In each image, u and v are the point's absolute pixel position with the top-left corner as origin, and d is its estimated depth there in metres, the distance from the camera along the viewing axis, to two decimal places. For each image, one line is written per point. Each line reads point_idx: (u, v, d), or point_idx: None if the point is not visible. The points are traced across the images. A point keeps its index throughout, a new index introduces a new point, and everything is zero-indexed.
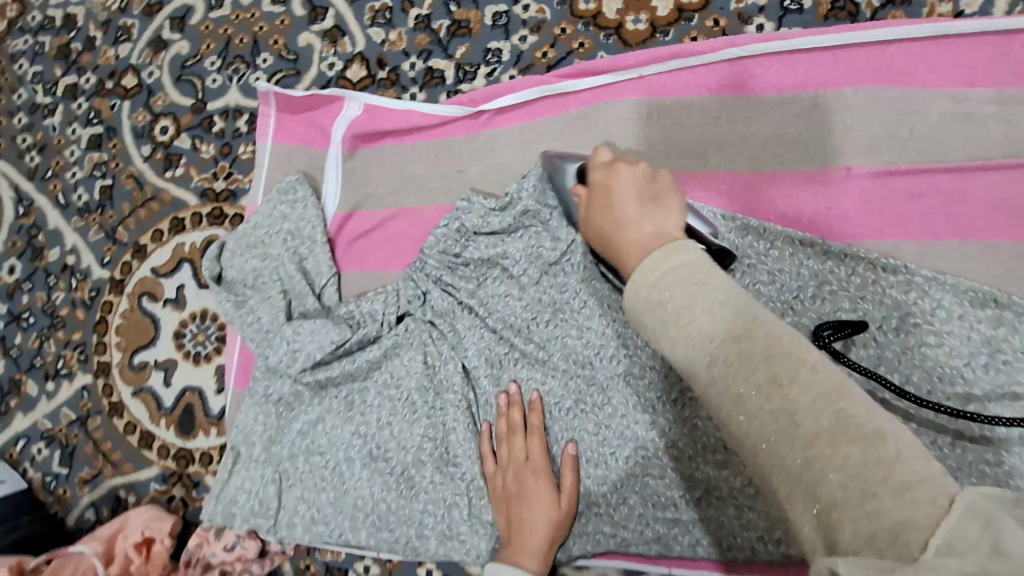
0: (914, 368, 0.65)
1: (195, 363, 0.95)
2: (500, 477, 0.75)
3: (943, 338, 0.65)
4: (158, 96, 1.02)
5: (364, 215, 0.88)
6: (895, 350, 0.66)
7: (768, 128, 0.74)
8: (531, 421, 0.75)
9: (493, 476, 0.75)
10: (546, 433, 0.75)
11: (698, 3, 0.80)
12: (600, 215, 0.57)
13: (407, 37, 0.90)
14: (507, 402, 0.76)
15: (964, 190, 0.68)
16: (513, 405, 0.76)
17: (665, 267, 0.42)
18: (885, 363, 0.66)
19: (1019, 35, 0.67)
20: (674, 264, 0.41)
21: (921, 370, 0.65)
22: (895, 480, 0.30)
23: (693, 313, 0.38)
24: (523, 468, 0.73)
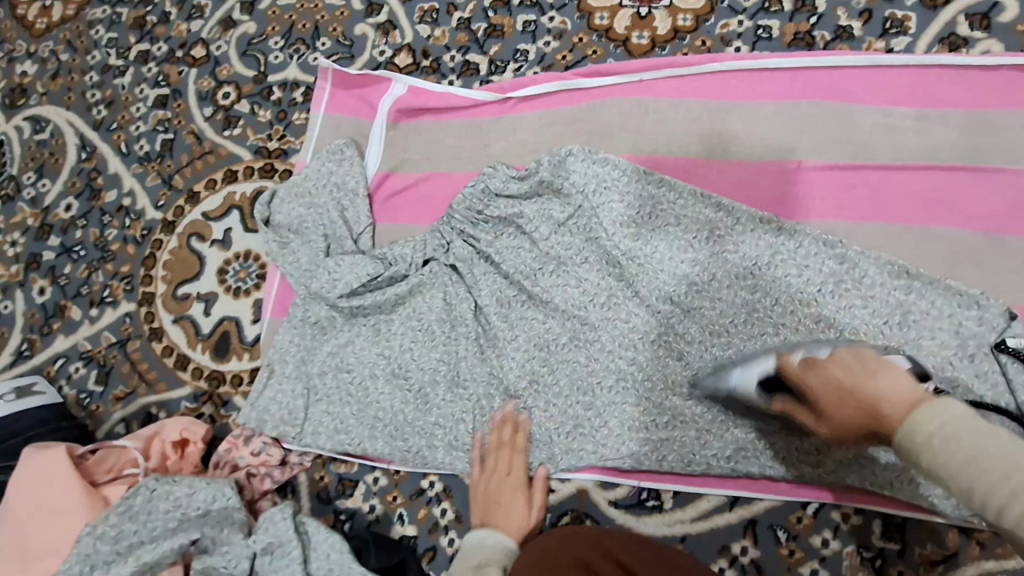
0: (844, 320, 0.82)
1: (235, 296, 1.06)
2: (481, 485, 0.86)
3: (867, 301, 0.81)
4: (223, 67, 1.17)
5: (400, 176, 1.03)
6: (832, 308, 0.82)
7: (741, 127, 0.92)
8: (517, 439, 0.87)
9: (478, 481, 0.87)
10: (528, 452, 0.88)
11: (691, 26, 0.99)
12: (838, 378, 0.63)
13: (449, 34, 1.08)
14: (501, 419, 0.88)
15: (888, 184, 0.86)
16: (506, 422, 0.88)
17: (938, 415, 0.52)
18: (823, 318, 0.82)
19: (933, 70, 0.87)
20: (949, 418, 0.52)
21: (850, 327, 0.81)
22: None
23: (971, 437, 0.49)
24: (506, 478, 0.86)
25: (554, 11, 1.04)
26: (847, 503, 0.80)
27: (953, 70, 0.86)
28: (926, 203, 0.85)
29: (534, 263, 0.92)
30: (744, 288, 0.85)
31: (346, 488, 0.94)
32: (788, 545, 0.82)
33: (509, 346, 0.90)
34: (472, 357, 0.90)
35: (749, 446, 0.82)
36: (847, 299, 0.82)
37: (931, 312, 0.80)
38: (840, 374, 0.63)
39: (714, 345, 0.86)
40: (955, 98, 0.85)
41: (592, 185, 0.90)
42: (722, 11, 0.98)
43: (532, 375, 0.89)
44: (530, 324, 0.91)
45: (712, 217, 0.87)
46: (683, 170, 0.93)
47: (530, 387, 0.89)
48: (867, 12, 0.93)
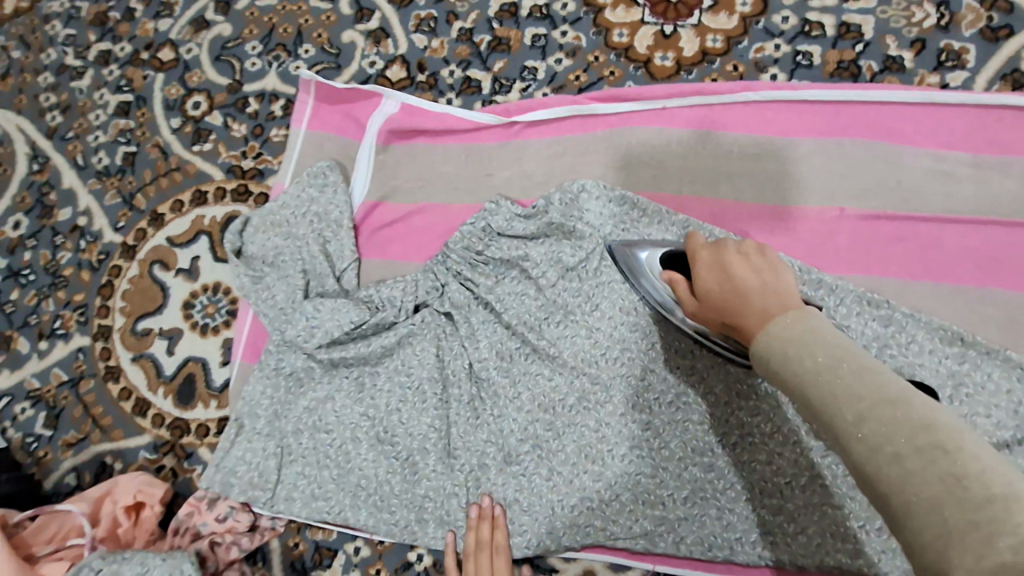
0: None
1: (202, 335, 0.95)
2: None
3: (915, 370, 0.72)
4: (193, 72, 1.05)
5: (390, 207, 0.92)
6: None
7: (778, 165, 0.82)
8: (496, 539, 0.77)
9: None
10: (510, 549, 0.77)
11: (720, 48, 0.88)
12: (747, 272, 0.59)
13: (449, 46, 0.96)
14: (478, 515, 0.78)
15: (939, 238, 0.77)
16: (483, 519, 0.78)
17: (801, 324, 0.47)
18: None
19: (994, 110, 0.77)
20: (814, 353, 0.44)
21: None
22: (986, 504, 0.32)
23: (844, 375, 0.41)
24: None
25: (567, 25, 0.93)
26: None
27: (1017, 112, 0.77)
28: (982, 262, 0.76)
29: (538, 312, 0.81)
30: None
31: (323, 558, 0.84)
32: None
33: (510, 408, 0.80)
34: (466, 421, 0.80)
35: (777, 531, 0.73)
36: (891, 367, 0.73)
37: (987, 387, 0.71)
38: (740, 269, 0.60)
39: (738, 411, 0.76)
40: (1016, 143, 0.76)
41: (606, 228, 0.80)
42: (756, 32, 0.88)
43: (536, 441, 0.79)
44: (534, 382, 0.80)
45: None
46: (710, 212, 0.83)
47: (533, 454, 0.79)
48: (919, 42, 0.83)
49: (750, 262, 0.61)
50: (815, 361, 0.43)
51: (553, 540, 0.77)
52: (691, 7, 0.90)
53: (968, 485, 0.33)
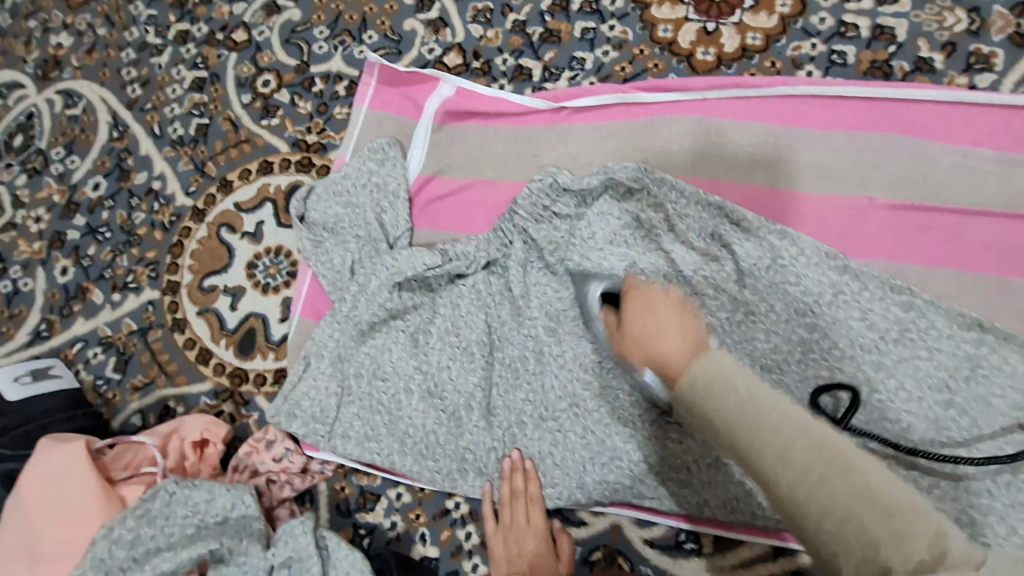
0: (908, 375, 0.79)
1: (263, 293, 1.03)
2: (501, 538, 0.83)
3: (933, 353, 0.78)
4: (265, 53, 1.13)
5: (444, 181, 0.99)
6: (893, 358, 0.79)
7: (815, 156, 0.87)
8: (529, 490, 0.83)
9: (495, 535, 0.84)
10: (544, 501, 0.84)
11: (760, 46, 0.94)
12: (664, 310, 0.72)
13: (503, 36, 1.03)
14: (510, 467, 0.84)
15: (964, 230, 0.82)
16: (515, 471, 0.84)
17: (748, 404, 0.50)
18: (884, 368, 0.79)
19: (1020, 111, 0.82)
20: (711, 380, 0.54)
21: (913, 379, 0.78)
22: (888, 510, 0.41)
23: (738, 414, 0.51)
24: (525, 533, 0.82)
25: (615, 20, 1.00)
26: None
27: None
28: (1003, 253, 0.80)
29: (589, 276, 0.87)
30: (802, 325, 0.83)
31: (367, 502, 0.90)
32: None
33: (552, 367, 0.86)
34: (508, 380, 0.87)
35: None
36: (911, 349, 0.79)
37: (1006, 369, 0.75)
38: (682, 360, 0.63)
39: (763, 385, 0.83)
40: None
41: (648, 208, 0.88)
42: (794, 32, 0.93)
43: (573, 399, 0.85)
44: (574, 346, 0.86)
45: (776, 245, 0.84)
46: (747, 197, 0.88)
47: (570, 413, 0.85)
48: (950, 45, 0.88)
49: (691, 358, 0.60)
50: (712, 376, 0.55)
51: (583, 492, 0.83)
52: (734, 6, 0.96)
53: (826, 485, 0.44)
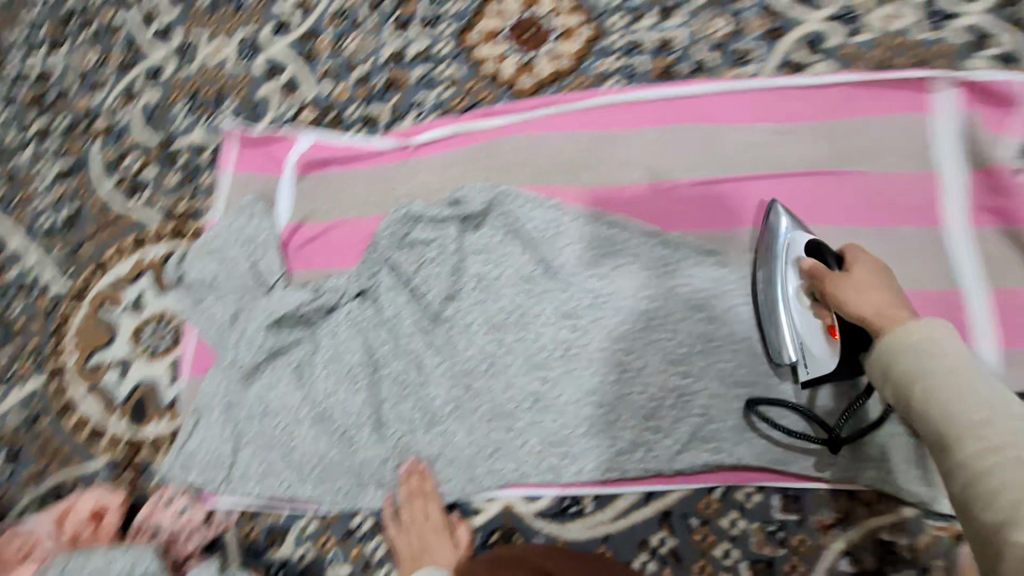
0: (735, 320, 0.93)
1: (151, 359, 1.04)
2: (403, 538, 0.89)
3: (742, 298, 0.93)
4: (128, 136, 1.19)
5: (312, 224, 1.06)
6: (717, 310, 0.93)
7: (627, 151, 1.01)
8: (426, 488, 0.89)
9: (398, 536, 0.89)
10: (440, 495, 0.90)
11: (570, 68, 1.09)
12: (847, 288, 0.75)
13: (350, 89, 1.14)
14: (407, 472, 0.90)
15: (754, 193, 0.97)
16: (412, 474, 0.90)
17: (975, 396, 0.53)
18: (712, 320, 0.93)
19: (780, 91, 1.00)
20: (912, 374, 0.57)
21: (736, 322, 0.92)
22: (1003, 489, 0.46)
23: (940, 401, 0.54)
24: (424, 528, 0.88)
25: (446, 63, 1.12)
26: (746, 483, 0.88)
27: (797, 91, 1.00)
28: (787, 207, 0.96)
29: (456, 284, 0.97)
30: (646, 296, 0.94)
31: (276, 539, 0.93)
32: (701, 530, 0.88)
33: (434, 375, 0.93)
34: (396, 394, 0.93)
35: (659, 445, 0.89)
36: (727, 299, 0.93)
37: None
38: (853, 291, 0.74)
39: (612, 357, 0.92)
40: (798, 114, 0.99)
41: (496, 212, 0.99)
42: (596, 53, 1.09)
43: (456, 401, 0.92)
44: (453, 352, 0.94)
45: (607, 233, 0.96)
46: (580, 196, 1.01)
47: (454, 414, 0.92)
48: (721, 45, 1.05)
49: (869, 281, 0.74)
50: (911, 371, 0.57)
51: (474, 482, 0.90)
52: (544, 38, 1.11)
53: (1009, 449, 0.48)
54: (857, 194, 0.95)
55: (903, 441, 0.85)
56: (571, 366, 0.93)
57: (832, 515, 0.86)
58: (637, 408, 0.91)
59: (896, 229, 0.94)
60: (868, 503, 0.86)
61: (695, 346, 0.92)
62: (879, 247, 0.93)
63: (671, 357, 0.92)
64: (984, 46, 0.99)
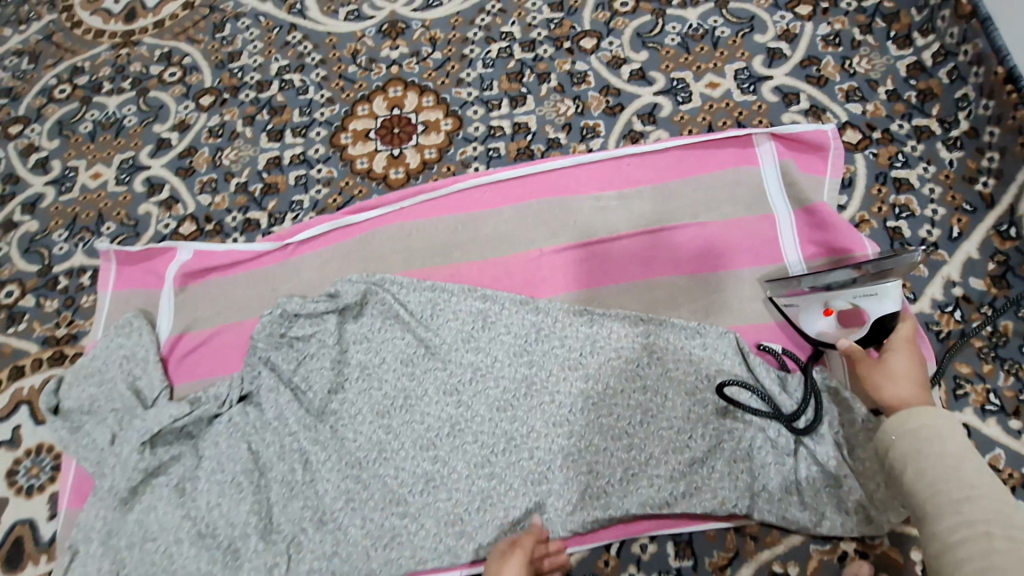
0: (607, 375, 0.96)
1: (27, 497, 1.00)
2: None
3: (614, 350, 0.97)
4: (5, 267, 1.18)
5: (193, 334, 1.06)
6: (594, 365, 0.97)
7: (493, 228, 1.09)
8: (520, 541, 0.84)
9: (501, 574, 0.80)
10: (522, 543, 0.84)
11: (436, 157, 1.17)
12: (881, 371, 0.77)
13: (229, 198, 1.18)
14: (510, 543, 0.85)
15: (612, 253, 1.05)
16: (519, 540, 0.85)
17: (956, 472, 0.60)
18: (589, 376, 0.96)
19: (623, 159, 1.11)
20: (922, 427, 0.65)
21: (612, 374, 0.96)
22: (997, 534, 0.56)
23: (928, 462, 0.62)
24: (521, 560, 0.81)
25: (320, 164, 1.19)
26: (639, 534, 0.90)
27: (637, 158, 1.11)
28: (641, 262, 1.04)
29: (339, 374, 0.99)
30: (523, 363, 0.98)
31: None
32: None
33: (322, 471, 0.93)
34: (283, 496, 0.92)
35: (551, 508, 0.90)
36: (602, 353, 0.97)
37: (665, 350, 0.96)
38: (892, 386, 0.75)
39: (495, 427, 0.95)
40: (641, 179, 1.09)
41: (373, 300, 1.03)
42: (458, 142, 1.18)
43: (347, 494, 0.92)
44: (341, 444, 0.95)
45: (480, 307, 1.01)
46: (454, 275, 1.07)
47: (346, 508, 0.91)
48: (567, 125, 1.17)
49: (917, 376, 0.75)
50: (921, 433, 0.64)
51: None
52: (410, 133, 1.19)
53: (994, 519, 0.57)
54: (704, 242, 1.04)
55: (776, 469, 0.88)
56: (456, 443, 0.94)
57: (723, 555, 0.88)
58: (525, 474, 0.92)
59: (743, 269, 1.02)
60: (755, 536, 0.88)
61: (575, 404, 0.95)
62: (730, 288, 1.01)
63: (553, 418, 0.94)
64: (791, 102, 1.13)
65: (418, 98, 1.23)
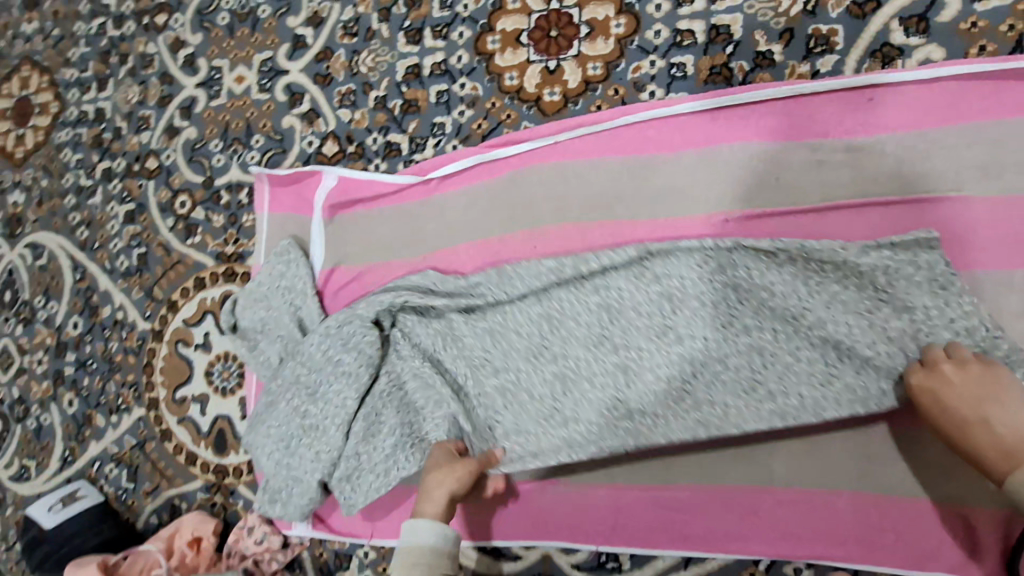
0: (808, 327, 0.79)
1: (223, 396, 1.17)
2: None
3: (820, 318, 0.78)
4: (175, 176, 1.23)
5: (345, 268, 1.07)
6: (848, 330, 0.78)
7: (662, 179, 0.90)
8: None
9: None
10: None
11: (601, 75, 0.94)
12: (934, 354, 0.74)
13: (369, 116, 1.07)
14: None
15: (818, 229, 0.83)
16: None
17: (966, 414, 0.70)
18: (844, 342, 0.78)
19: (864, 91, 0.81)
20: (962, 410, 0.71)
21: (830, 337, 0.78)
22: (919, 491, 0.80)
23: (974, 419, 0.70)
24: None
25: (464, 77, 1.01)
26: (798, 556, 0.85)
27: (883, 89, 0.81)
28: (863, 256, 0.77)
29: (569, 320, 0.88)
30: (768, 297, 0.81)
31: (342, 562, 1.07)
32: None
33: (558, 296, 0.89)
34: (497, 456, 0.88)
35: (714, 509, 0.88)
36: (802, 322, 0.80)
37: (879, 368, 0.77)
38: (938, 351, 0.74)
39: (740, 336, 0.81)
40: (883, 121, 0.81)
41: (535, 307, 0.90)
42: (632, 53, 0.92)
43: (570, 325, 0.88)
44: (533, 319, 0.89)
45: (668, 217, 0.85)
46: (614, 234, 0.92)
47: (558, 373, 0.87)
48: (788, 32, 0.86)
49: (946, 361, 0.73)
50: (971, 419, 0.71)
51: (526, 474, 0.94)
52: (570, 38, 0.95)
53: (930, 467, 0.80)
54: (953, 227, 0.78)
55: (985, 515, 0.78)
56: (745, 373, 0.81)
57: None
58: (682, 356, 0.82)
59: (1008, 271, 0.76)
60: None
61: (777, 322, 0.81)
62: (979, 297, 0.77)
63: (768, 339, 0.81)
64: None
65: None
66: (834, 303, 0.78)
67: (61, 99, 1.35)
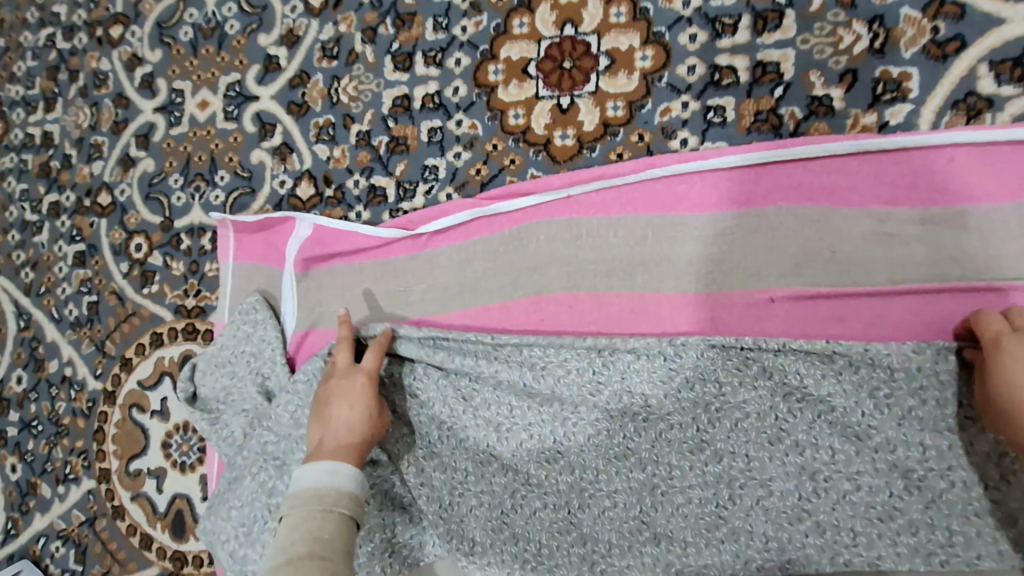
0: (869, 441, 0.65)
1: (183, 472, 1.02)
2: None
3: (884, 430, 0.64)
4: (131, 214, 1.07)
5: (320, 332, 0.91)
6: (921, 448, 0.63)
7: (695, 244, 0.75)
8: None
9: None
10: None
11: (623, 117, 0.79)
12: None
13: (350, 154, 0.92)
14: None
15: (885, 316, 0.68)
16: None
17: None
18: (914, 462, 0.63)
19: (944, 150, 0.67)
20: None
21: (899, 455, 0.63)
22: None
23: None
24: None
25: (461, 113, 0.86)
26: None
27: (968, 148, 0.66)
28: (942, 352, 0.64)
29: (581, 423, 0.74)
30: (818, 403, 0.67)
31: None
32: None
33: (571, 394, 0.74)
34: (506, 567, 0.73)
35: None
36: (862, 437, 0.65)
37: (952, 502, 0.62)
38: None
39: (790, 454, 0.67)
40: (967, 188, 0.66)
41: (548, 404, 0.75)
42: (660, 91, 0.78)
43: (585, 429, 0.73)
44: (545, 419, 0.75)
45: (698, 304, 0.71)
46: (636, 311, 0.77)
47: (574, 482, 0.74)
48: (850, 74, 0.71)
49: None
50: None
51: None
52: (587, 71, 0.81)
53: None
54: None
55: None
56: (793, 500, 0.66)
57: None
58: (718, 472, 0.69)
59: None
60: None
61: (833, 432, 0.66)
62: None
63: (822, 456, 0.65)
64: None
65: (604, 10, 0.80)
66: (911, 420, 0.64)
67: (4, 121, 1.19)
